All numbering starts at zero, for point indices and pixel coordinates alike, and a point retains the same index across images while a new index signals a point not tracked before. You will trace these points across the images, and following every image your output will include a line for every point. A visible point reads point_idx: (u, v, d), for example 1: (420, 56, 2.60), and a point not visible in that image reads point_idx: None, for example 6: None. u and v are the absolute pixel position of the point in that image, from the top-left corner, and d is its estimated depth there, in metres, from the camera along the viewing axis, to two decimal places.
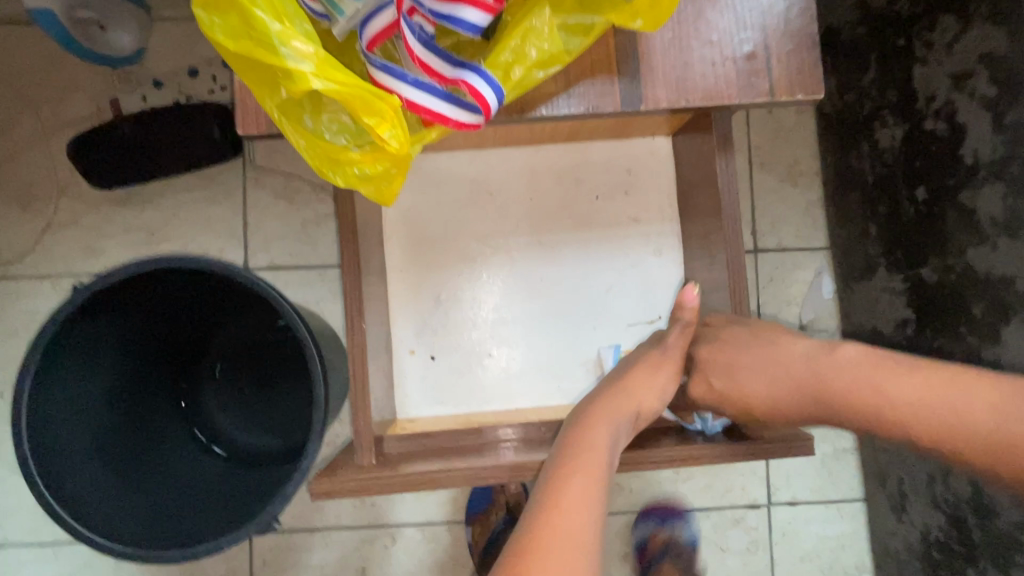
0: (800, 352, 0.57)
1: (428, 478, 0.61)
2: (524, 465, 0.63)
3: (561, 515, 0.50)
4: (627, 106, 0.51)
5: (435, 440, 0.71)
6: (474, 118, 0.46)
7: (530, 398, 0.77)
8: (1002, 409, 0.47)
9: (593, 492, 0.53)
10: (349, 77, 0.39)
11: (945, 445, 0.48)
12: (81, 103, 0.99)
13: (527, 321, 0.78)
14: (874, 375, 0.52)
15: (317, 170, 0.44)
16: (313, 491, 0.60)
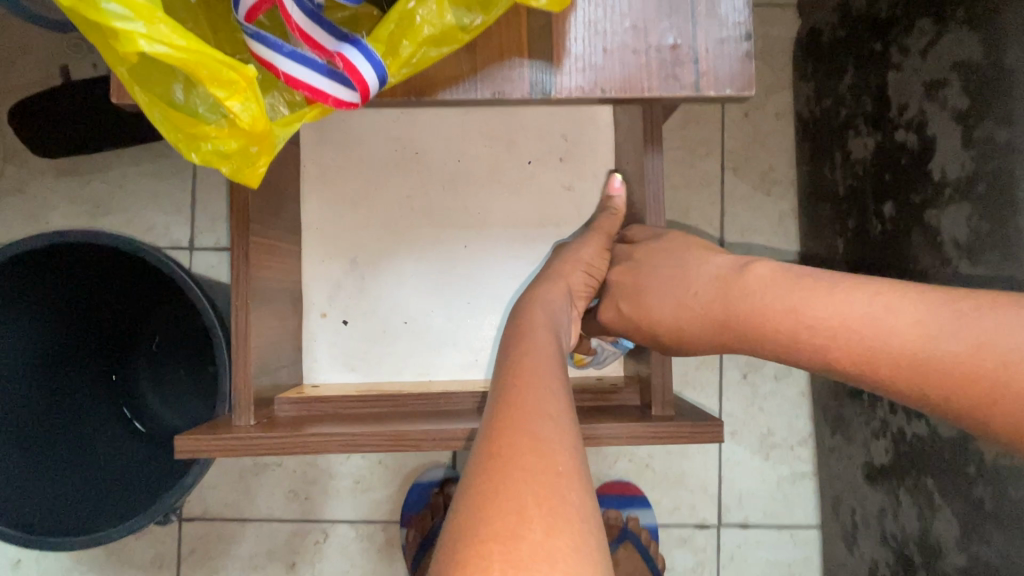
0: (710, 277, 0.52)
1: (302, 442, 0.56)
2: (402, 432, 0.56)
3: (532, 391, 0.44)
4: (537, 93, 0.47)
5: (329, 405, 0.66)
6: (356, 98, 0.42)
7: (443, 370, 0.72)
8: (929, 325, 0.40)
9: (552, 370, 0.47)
10: (193, 42, 0.35)
11: (873, 370, 0.42)
12: (32, 69, 0.97)
13: (446, 290, 0.72)
14: (789, 296, 0.46)
15: (175, 144, 0.40)
16: (178, 447, 0.54)
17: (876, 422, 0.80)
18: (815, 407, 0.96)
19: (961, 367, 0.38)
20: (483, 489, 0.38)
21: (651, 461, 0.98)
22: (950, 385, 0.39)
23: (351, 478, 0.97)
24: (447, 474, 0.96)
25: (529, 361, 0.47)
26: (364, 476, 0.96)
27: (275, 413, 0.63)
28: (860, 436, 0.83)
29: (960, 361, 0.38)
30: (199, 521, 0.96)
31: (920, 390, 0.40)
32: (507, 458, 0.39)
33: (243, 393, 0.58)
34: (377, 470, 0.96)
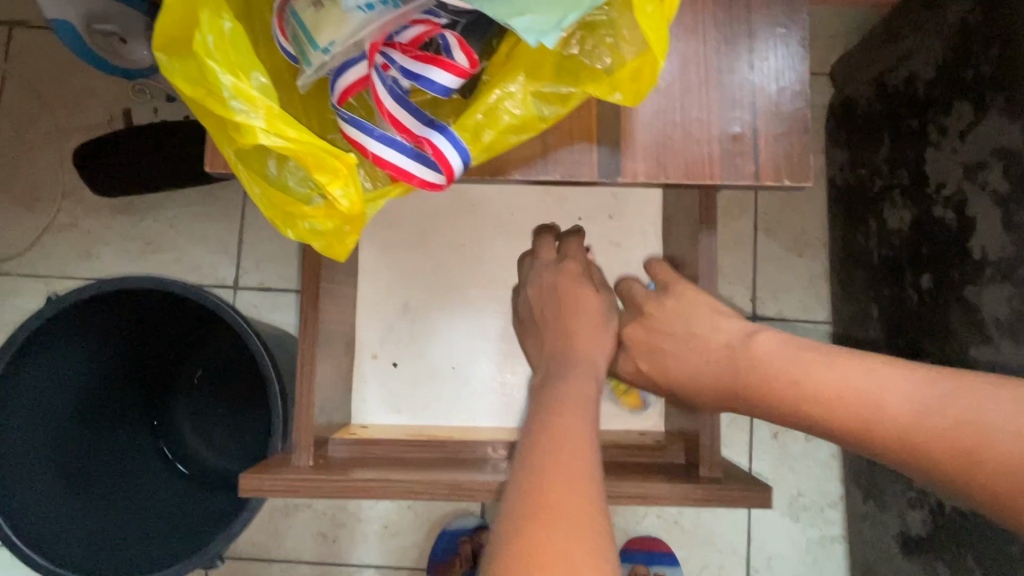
0: (718, 341, 0.53)
1: (358, 486, 0.55)
2: (461, 483, 0.55)
3: (567, 451, 0.45)
4: (604, 176, 0.49)
5: (381, 449, 0.66)
6: (439, 179, 0.45)
7: (490, 416, 0.73)
8: (917, 401, 0.41)
9: (583, 410, 0.50)
10: (304, 135, 0.37)
11: (864, 441, 0.43)
12: (96, 112, 1.02)
13: (495, 336, 0.74)
14: (790, 364, 0.47)
15: (272, 218, 0.43)
16: (242, 485, 0.54)
17: (912, 492, 0.80)
18: (846, 470, 0.96)
19: (947, 445, 0.39)
20: (513, 525, 0.40)
21: (680, 518, 0.97)
22: (935, 456, 0.40)
23: (380, 522, 0.97)
24: (475, 522, 0.96)
25: (564, 424, 0.48)
26: (392, 521, 0.97)
27: (329, 453, 0.64)
28: (896, 504, 0.83)
29: (950, 436, 0.39)
30: (228, 560, 0.96)
31: (909, 463, 0.41)
32: (544, 516, 0.40)
33: (303, 434, 0.57)
34: (406, 515, 0.97)
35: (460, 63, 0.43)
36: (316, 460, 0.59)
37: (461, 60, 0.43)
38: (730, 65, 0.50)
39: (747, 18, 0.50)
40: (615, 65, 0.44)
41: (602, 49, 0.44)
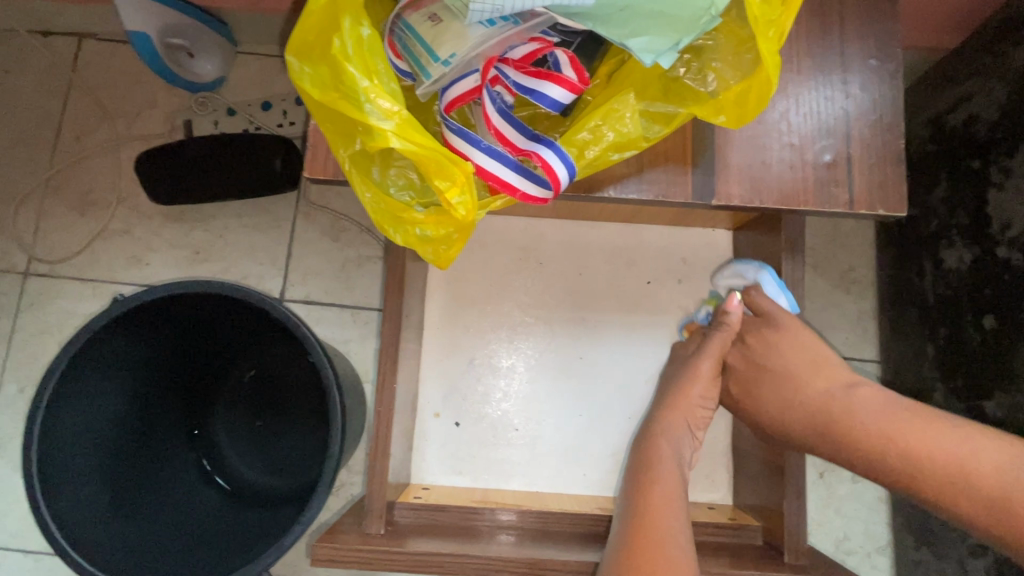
0: (817, 392, 0.62)
1: (438, 563, 0.57)
2: (540, 560, 0.57)
3: (662, 510, 0.57)
4: (698, 197, 0.49)
5: (449, 515, 0.66)
6: (543, 193, 0.45)
7: (551, 482, 0.73)
8: (1002, 469, 0.51)
9: (674, 483, 0.60)
10: (428, 139, 0.38)
11: (955, 505, 0.53)
12: (156, 121, 1.04)
13: (557, 400, 0.74)
14: (890, 422, 0.57)
15: (377, 224, 0.43)
16: (317, 555, 0.56)
17: (974, 539, 0.78)
18: (896, 517, 0.93)
19: None
20: None
21: None
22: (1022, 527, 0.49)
23: None
24: None
25: (657, 480, 0.59)
26: None
27: (395, 518, 0.65)
28: (954, 552, 0.81)
29: None
30: None
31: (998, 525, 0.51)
32: None
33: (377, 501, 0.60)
34: None
35: (572, 78, 0.43)
36: (387, 527, 0.62)
37: (572, 75, 0.43)
38: (824, 90, 0.50)
39: (840, 48, 0.51)
40: (719, 88, 0.45)
41: (709, 72, 0.46)
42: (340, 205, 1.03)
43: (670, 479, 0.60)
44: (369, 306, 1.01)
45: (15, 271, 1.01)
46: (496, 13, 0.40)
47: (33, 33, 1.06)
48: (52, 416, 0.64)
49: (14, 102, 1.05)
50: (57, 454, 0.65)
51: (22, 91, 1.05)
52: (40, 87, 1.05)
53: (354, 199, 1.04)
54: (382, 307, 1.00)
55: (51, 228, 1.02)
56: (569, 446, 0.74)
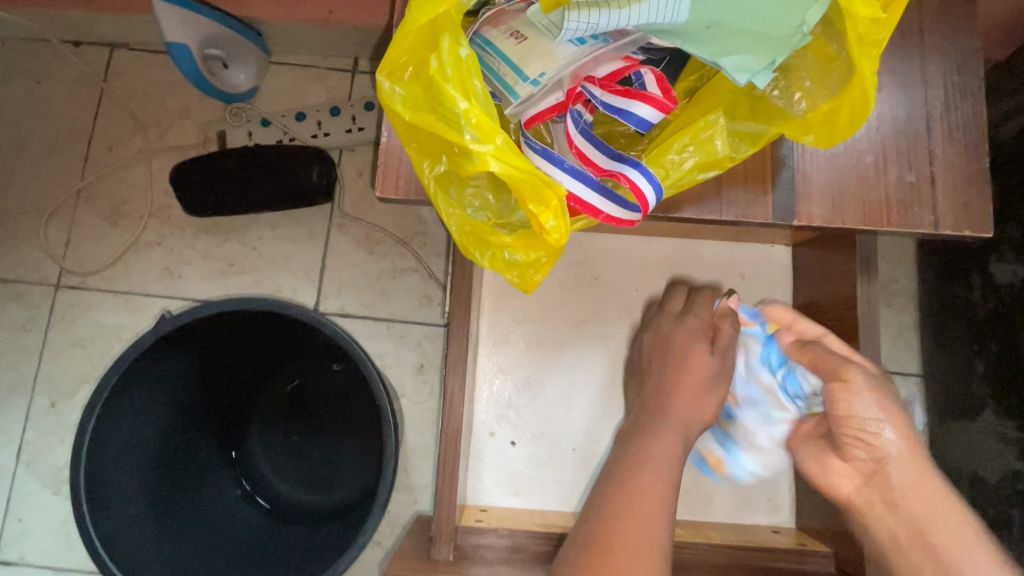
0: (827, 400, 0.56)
1: None
2: None
3: (648, 504, 0.54)
4: (779, 218, 0.48)
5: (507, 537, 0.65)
6: (628, 215, 0.43)
7: None
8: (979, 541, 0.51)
9: (665, 479, 0.55)
10: (524, 164, 0.37)
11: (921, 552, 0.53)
12: (190, 132, 1.03)
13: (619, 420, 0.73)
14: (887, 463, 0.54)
15: (462, 247, 0.42)
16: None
17: None
18: None
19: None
20: None
21: None
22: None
23: None
24: None
25: (644, 472, 0.55)
26: None
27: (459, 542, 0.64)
28: None
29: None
30: None
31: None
32: None
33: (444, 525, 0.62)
34: None
35: (659, 96, 0.42)
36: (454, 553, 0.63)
37: (658, 93, 0.42)
38: (906, 110, 0.49)
39: (921, 67, 0.50)
40: (807, 107, 0.44)
41: (796, 91, 0.44)
42: (374, 217, 1.02)
43: (668, 475, 0.56)
44: (404, 320, 1.00)
45: (46, 283, 1.00)
46: (590, 31, 0.40)
47: (65, 43, 1.05)
48: (98, 436, 0.63)
49: (46, 112, 1.04)
50: (100, 473, 0.64)
51: (54, 101, 1.05)
52: (71, 97, 1.05)
53: (388, 210, 1.02)
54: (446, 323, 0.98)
55: (84, 239, 1.01)
56: None
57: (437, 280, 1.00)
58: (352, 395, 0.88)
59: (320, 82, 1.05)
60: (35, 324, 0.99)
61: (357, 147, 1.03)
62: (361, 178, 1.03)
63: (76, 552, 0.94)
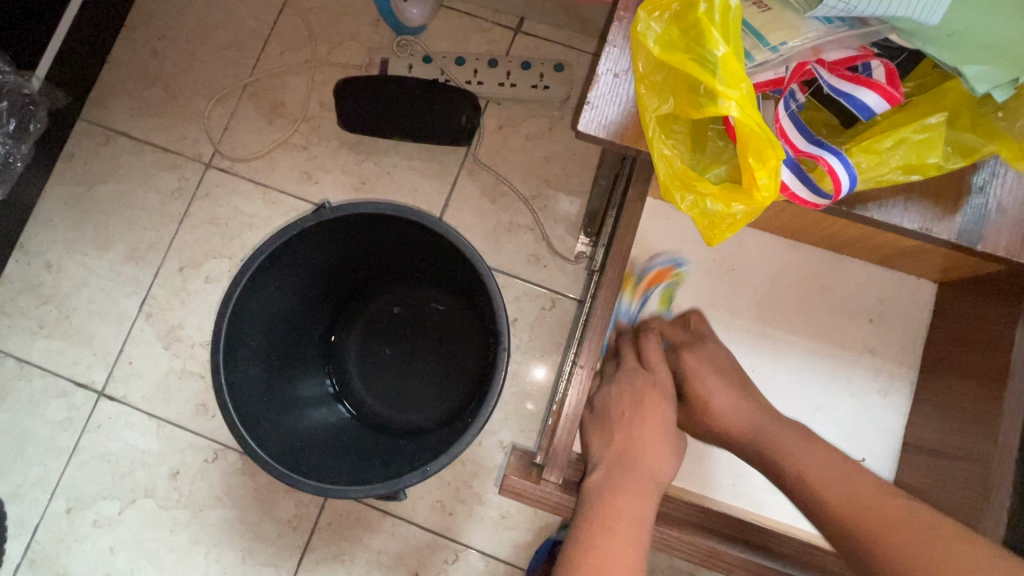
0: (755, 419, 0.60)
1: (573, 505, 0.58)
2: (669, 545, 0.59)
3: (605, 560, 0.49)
4: (964, 239, 0.48)
5: None
6: (817, 199, 0.45)
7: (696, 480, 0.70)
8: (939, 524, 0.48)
9: (638, 515, 0.53)
10: (759, 119, 0.39)
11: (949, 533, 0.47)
12: (357, 53, 1.10)
13: None
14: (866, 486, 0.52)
15: (664, 188, 0.44)
16: (501, 484, 0.59)
17: None
18: None
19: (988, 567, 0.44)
20: None
21: None
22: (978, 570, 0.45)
23: (498, 511, 0.97)
24: None
25: (610, 534, 0.51)
26: (511, 514, 0.97)
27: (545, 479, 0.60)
28: None
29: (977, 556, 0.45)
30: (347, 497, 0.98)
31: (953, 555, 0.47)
32: None
33: (560, 455, 0.60)
34: (526, 511, 0.97)
35: (886, 84, 0.44)
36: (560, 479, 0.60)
37: (883, 81, 0.44)
38: None
39: None
40: None
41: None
42: (505, 170, 1.06)
43: (632, 533, 0.51)
44: (508, 272, 1.04)
45: (200, 160, 1.09)
46: (842, 13, 0.40)
47: None
48: (244, 299, 0.71)
49: (234, 6, 1.13)
50: (236, 331, 0.72)
51: None
52: None
53: (517, 167, 1.06)
54: (582, 297, 1.01)
55: (239, 129, 1.10)
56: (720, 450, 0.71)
57: (549, 244, 1.04)
58: (444, 322, 0.93)
59: (483, 33, 1.09)
60: (181, 194, 1.08)
61: (505, 101, 1.07)
62: (500, 131, 1.07)
63: (171, 405, 1.02)
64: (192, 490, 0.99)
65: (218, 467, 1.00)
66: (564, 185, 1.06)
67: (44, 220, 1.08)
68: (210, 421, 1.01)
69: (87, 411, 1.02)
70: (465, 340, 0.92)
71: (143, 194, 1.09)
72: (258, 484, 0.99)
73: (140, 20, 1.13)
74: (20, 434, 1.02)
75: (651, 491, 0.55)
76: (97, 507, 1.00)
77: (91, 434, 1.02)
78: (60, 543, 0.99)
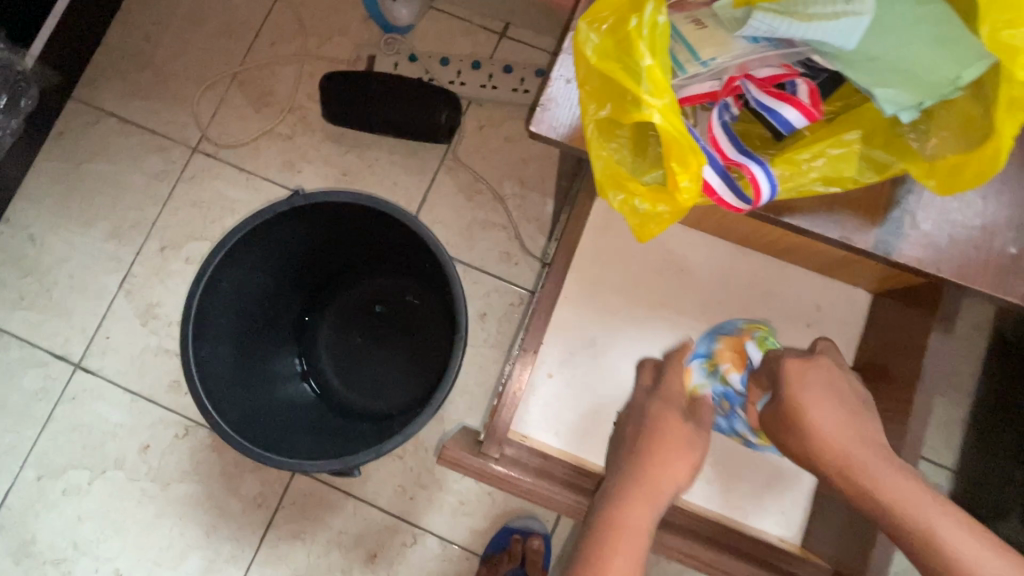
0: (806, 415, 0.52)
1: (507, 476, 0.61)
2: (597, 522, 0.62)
3: None
4: (879, 248, 0.52)
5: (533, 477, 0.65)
6: (740, 204, 0.49)
7: None
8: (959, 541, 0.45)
9: (643, 531, 0.50)
10: (681, 127, 0.42)
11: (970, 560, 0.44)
12: (345, 49, 1.13)
13: None
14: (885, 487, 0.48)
15: (600, 187, 0.48)
16: (441, 455, 0.62)
17: None
18: None
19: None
20: None
21: None
22: None
23: (458, 498, 1.00)
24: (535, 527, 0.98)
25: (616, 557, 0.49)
26: (470, 501, 1.00)
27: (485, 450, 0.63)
28: None
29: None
30: (311, 478, 1.00)
31: None
32: None
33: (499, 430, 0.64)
34: (485, 499, 1.00)
35: (807, 103, 0.47)
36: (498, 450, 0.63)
37: (805, 99, 0.47)
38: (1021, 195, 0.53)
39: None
40: (935, 154, 0.48)
41: (931, 138, 0.49)
42: (483, 169, 1.10)
43: (635, 550, 0.49)
44: (480, 267, 1.07)
45: (187, 144, 1.12)
46: (767, 33, 0.44)
47: None
48: (216, 278, 0.74)
49: None
50: (207, 308, 0.75)
51: None
52: None
53: (495, 166, 1.10)
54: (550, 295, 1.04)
55: (227, 116, 1.13)
56: None
57: (521, 242, 1.07)
58: (413, 313, 0.96)
59: (469, 36, 1.13)
60: (167, 176, 1.11)
61: (486, 102, 1.11)
62: (480, 131, 1.11)
63: (145, 380, 1.04)
64: (160, 464, 1.02)
65: (188, 442, 1.02)
66: (539, 186, 1.09)
67: (31, 195, 1.11)
68: (183, 398, 1.04)
69: (62, 382, 1.05)
70: (432, 331, 0.95)
71: (129, 174, 1.11)
72: (226, 461, 1.01)
73: (136, 5, 1.15)
74: None
75: (661, 499, 0.52)
76: (67, 477, 1.02)
77: (66, 405, 1.04)
78: (28, 510, 1.02)
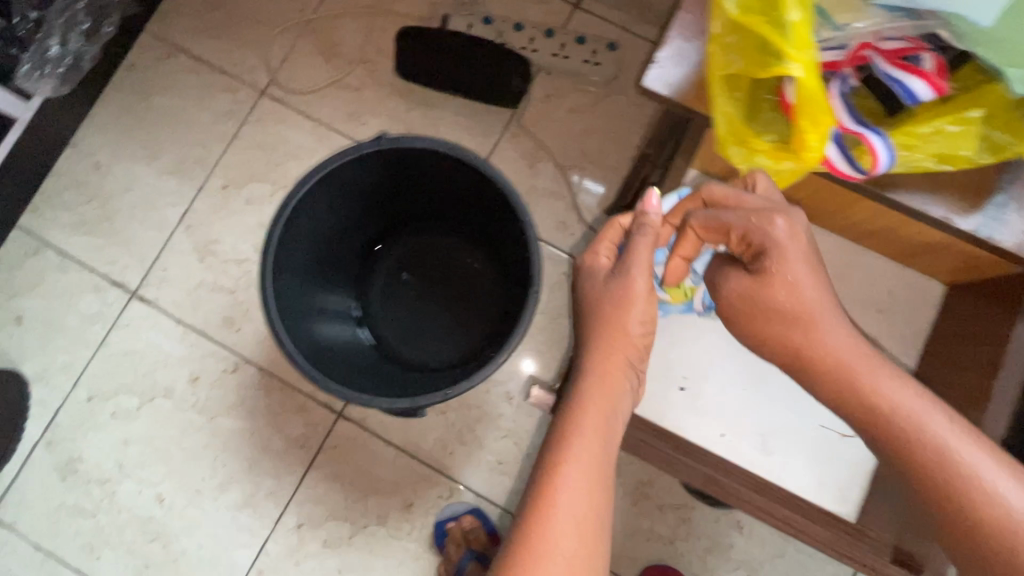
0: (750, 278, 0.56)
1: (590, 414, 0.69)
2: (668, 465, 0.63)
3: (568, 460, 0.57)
4: (982, 231, 0.53)
5: None
6: (855, 173, 0.50)
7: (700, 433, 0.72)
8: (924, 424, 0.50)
9: (597, 415, 0.58)
10: (819, 85, 0.43)
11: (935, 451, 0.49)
12: (419, 6, 1.14)
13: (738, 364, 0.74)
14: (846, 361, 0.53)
15: (721, 142, 0.49)
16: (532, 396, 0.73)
17: None
18: None
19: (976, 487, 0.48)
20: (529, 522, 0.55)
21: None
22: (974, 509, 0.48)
23: (496, 457, 1.02)
24: (462, 508, 1.01)
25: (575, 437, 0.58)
26: (509, 461, 1.02)
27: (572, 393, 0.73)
28: None
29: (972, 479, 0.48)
30: (355, 424, 1.02)
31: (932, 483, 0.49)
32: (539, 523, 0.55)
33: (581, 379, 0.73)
34: (523, 460, 1.02)
35: (934, 74, 0.48)
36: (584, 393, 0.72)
37: (931, 72, 0.48)
38: None
39: None
40: None
41: None
42: (546, 138, 1.11)
43: (593, 429, 0.58)
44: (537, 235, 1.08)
45: (255, 87, 1.13)
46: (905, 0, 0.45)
47: None
48: (297, 211, 0.76)
49: None
50: (285, 240, 0.76)
51: None
52: None
53: (559, 136, 1.10)
54: None
55: (297, 62, 1.13)
56: (730, 406, 0.73)
57: (579, 214, 1.08)
58: (470, 270, 0.98)
59: (543, 4, 1.13)
60: (233, 116, 1.12)
61: (556, 71, 1.11)
62: (547, 100, 1.11)
63: (198, 314, 1.06)
64: (209, 396, 1.04)
65: (236, 378, 1.04)
66: (600, 159, 1.10)
67: (99, 123, 1.12)
68: (234, 334, 1.05)
69: (118, 308, 1.07)
70: (489, 288, 0.97)
71: (196, 111, 1.12)
72: (272, 399, 1.03)
73: None
74: (53, 321, 1.07)
75: (615, 381, 0.61)
76: (117, 400, 1.05)
77: (119, 330, 1.06)
78: (78, 429, 1.04)
